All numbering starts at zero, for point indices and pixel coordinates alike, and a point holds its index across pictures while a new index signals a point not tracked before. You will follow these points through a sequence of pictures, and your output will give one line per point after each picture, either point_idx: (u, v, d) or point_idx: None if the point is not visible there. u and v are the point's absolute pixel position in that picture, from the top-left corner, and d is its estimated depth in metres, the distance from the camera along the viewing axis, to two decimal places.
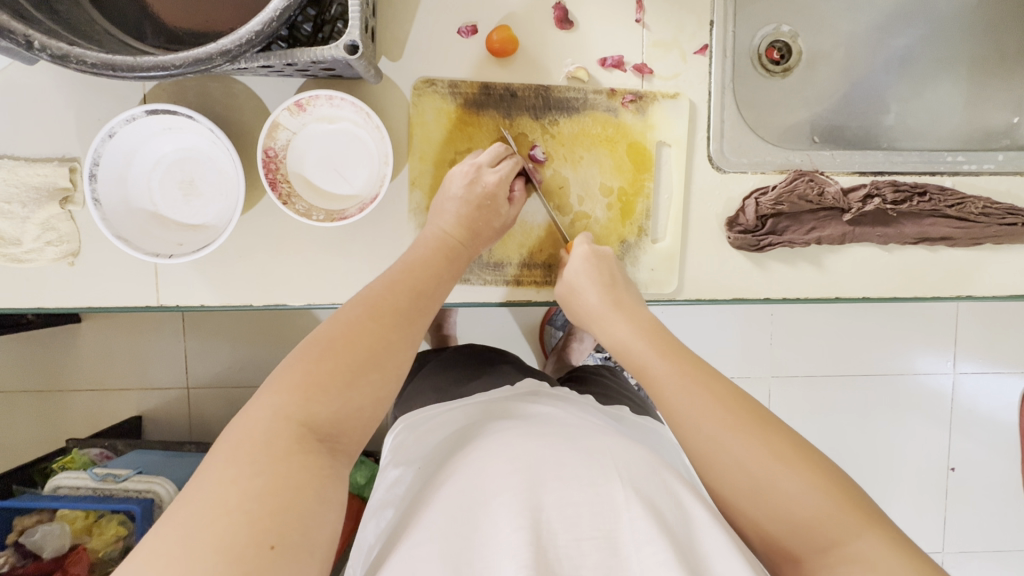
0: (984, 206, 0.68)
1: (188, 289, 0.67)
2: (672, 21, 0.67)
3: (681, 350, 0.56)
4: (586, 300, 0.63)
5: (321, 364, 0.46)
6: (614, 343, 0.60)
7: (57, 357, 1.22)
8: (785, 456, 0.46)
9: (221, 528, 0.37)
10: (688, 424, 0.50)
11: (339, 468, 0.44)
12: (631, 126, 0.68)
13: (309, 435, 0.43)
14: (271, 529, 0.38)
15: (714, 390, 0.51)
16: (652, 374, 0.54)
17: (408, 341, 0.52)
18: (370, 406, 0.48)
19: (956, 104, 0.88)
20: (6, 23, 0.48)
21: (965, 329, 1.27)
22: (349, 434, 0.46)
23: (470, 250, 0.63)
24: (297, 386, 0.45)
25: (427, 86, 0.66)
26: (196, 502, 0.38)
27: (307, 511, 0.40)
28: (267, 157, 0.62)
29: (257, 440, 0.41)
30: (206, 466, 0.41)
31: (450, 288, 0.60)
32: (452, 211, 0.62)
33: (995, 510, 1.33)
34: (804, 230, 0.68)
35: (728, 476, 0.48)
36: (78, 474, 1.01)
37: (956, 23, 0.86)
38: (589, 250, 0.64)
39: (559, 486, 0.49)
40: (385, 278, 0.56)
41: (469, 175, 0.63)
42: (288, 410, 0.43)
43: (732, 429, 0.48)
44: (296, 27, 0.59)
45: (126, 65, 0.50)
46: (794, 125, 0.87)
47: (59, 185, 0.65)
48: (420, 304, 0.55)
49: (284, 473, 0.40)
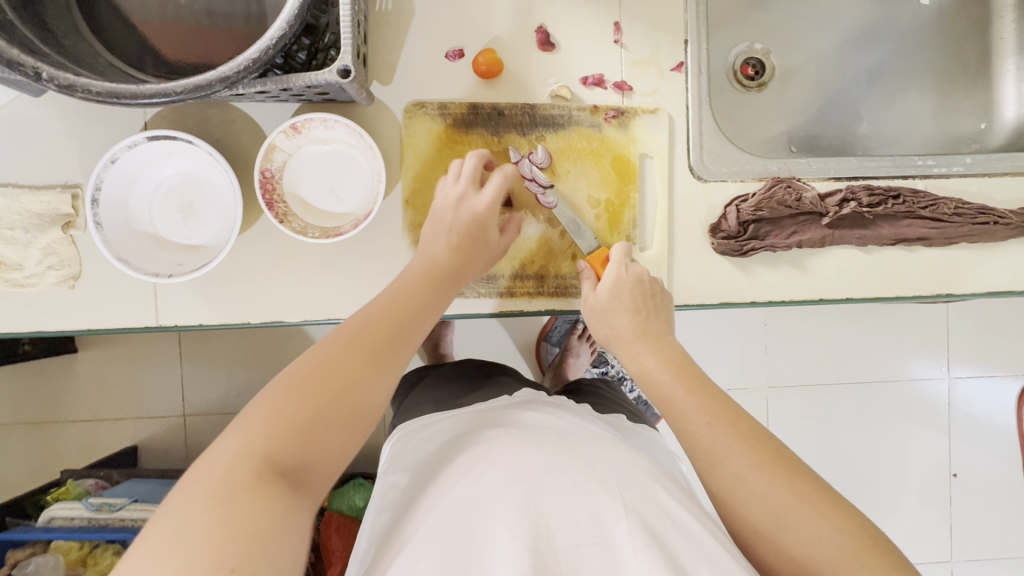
0: (957, 206, 0.71)
1: (186, 308, 0.68)
2: (649, 41, 0.71)
3: (705, 383, 0.57)
4: (618, 326, 0.63)
5: (287, 399, 0.47)
6: (640, 372, 0.61)
7: (52, 388, 1.22)
8: (810, 499, 0.47)
9: (181, 558, 0.37)
10: (714, 460, 0.51)
11: (299, 500, 0.44)
12: (614, 140, 0.71)
13: (270, 469, 0.43)
14: (230, 552, 0.38)
15: (737, 427, 0.52)
16: (678, 406, 0.55)
17: (382, 372, 0.53)
18: (338, 440, 0.48)
19: (925, 114, 0.92)
20: (17, 57, 0.50)
21: (956, 334, 1.30)
22: (314, 467, 0.46)
23: (461, 278, 0.63)
24: (262, 423, 0.45)
25: (418, 108, 0.69)
26: (159, 532, 0.38)
27: (270, 536, 0.40)
28: (263, 178, 0.65)
29: (216, 475, 0.41)
30: (172, 497, 0.40)
31: (435, 316, 0.60)
32: (450, 237, 0.63)
33: (1001, 516, 1.32)
34: (785, 234, 0.71)
35: (752, 513, 0.49)
36: (73, 505, 1.02)
37: (918, 38, 0.91)
38: (625, 274, 0.65)
39: (559, 494, 0.50)
40: (368, 309, 0.57)
41: (457, 200, 0.64)
42: (249, 446, 0.44)
43: (755, 467, 0.49)
44: (291, 55, 0.63)
45: (129, 92, 0.52)
46: (772, 137, 0.90)
47: (62, 211, 0.67)
48: (399, 332, 0.56)
49: (247, 503, 0.40)
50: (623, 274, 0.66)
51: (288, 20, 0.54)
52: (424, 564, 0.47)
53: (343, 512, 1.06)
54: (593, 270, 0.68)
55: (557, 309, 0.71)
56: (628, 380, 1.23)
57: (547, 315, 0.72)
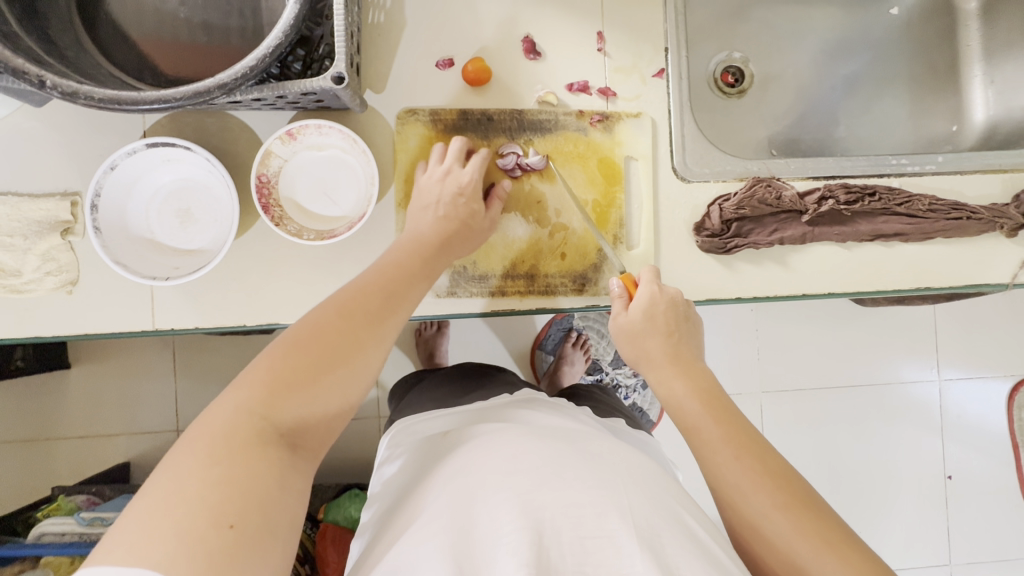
0: (931, 202, 0.74)
1: (183, 311, 0.70)
2: (631, 49, 0.74)
3: (734, 416, 0.58)
4: (650, 349, 0.64)
5: (286, 361, 0.48)
6: (668, 396, 0.61)
7: (44, 404, 1.22)
8: (833, 544, 0.48)
9: (181, 512, 0.38)
10: (738, 495, 0.52)
11: (297, 463, 0.46)
12: (599, 144, 0.73)
13: (269, 429, 0.45)
14: (229, 510, 0.39)
15: (766, 464, 0.53)
16: (706, 435, 0.56)
17: (378, 339, 0.54)
18: (335, 404, 0.49)
19: (899, 117, 0.95)
20: (22, 65, 0.52)
21: (944, 336, 1.32)
22: (310, 430, 0.48)
23: (447, 254, 0.65)
24: (261, 382, 0.46)
25: (410, 115, 0.71)
26: (159, 488, 0.39)
27: (267, 496, 0.42)
28: (260, 183, 0.66)
29: (217, 433, 0.43)
30: (172, 455, 0.41)
31: (425, 289, 0.61)
32: (438, 211, 0.65)
33: (997, 517, 1.33)
34: (767, 232, 0.73)
35: (772, 550, 0.50)
36: (64, 520, 1.02)
37: (889, 46, 0.95)
38: (658, 295, 0.65)
39: (563, 488, 0.51)
40: (361, 278, 0.58)
41: (442, 176, 0.67)
42: (249, 405, 0.45)
43: (781, 508, 0.50)
44: (286, 65, 0.65)
45: (130, 99, 0.54)
46: (753, 141, 0.93)
47: (61, 218, 0.68)
48: (395, 303, 0.57)
49: (243, 465, 0.42)
50: (656, 295, 0.65)
51: (284, 29, 0.56)
52: (429, 548, 0.48)
53: (339, 524, 1.06)
54: (623, 290, 0.67)
55: (548, 307, 0.73)
56: (624, 387, 1.24)
57: (538, 314, 0.73)
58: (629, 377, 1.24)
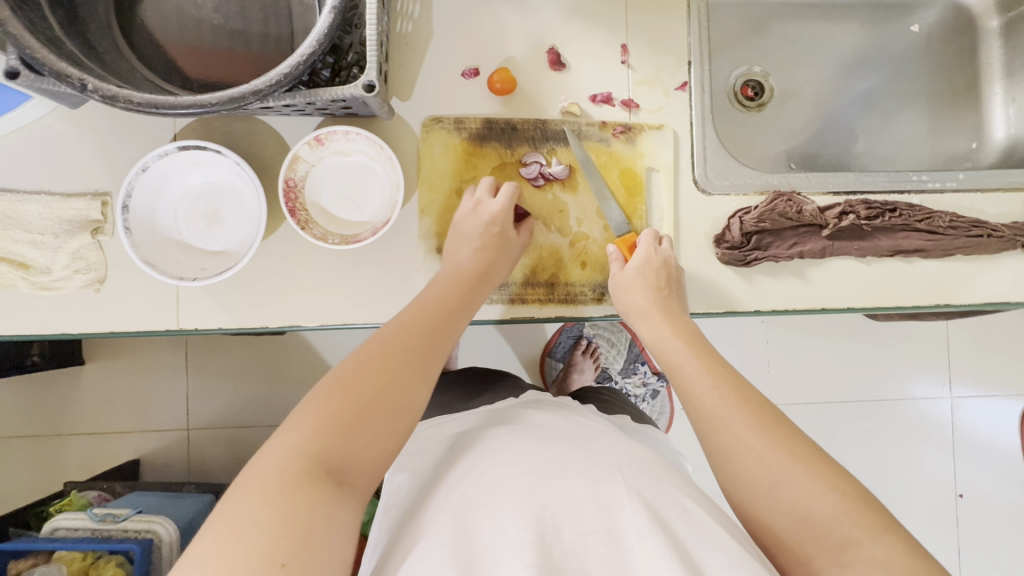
0: (951, 219, 0.74)
1: (206, 312, 0.71)
2: (655, 62, 0.75)
3: (714, 355, 0.61)
4: (636, 300, 0.67)
5: (333, 401, 0.49)
6: (655, 339, 0.65)
7: (58, 400, 1.23)
8: (804, 457, 0.49)
9: (235, 554, 0.39)
10: (715, 419, 0.54)
11: (347, 499, 0.45)
12: (622, 154, 0.74)
13: (318, 467, 0.45)
14: (282, 549, 0.40)
15: (742, 392, 0.55)
16: (686, 370, 0.59)
17: (424, 375, 0.54)
18: (383, 441, 0.49)
19: (917, 134, 0.96)
20: (65, 69, 0.54)
21: (957, 354, 1.31)
22: (359, 469, 0.47)
23: (487, 285, 0.67)
24: (311, 423, 0.47)
25: (435, 123, 0.72)
26: (217, 529, 0.41)
27: (316, 534, 0.42)
28: (287, 187, 0.67)
29: (269, 473, 0.44)
30: (229, 497, 0.43)
31: (465, 321, 0.63)
32: (474, 243, 0.66)
33: (1009, 539, 1.32)
34: (787, 246, 0.73)
35: (749, 470, 0.50)
36: (77, 515, 1.02)
37: (908, 63, 0.96)
38: (654, 254, 0.68)
39: (563, 484, 0.51)
40: (402, 315, 0.59)
41: (472, 209, 0.69)
42: (300, 444, 0.46)
43: (755, 427, 0.51)
44: (315, 72, 0.66)
45: (168, 103, 0.55)
46: (771, 155, 0.94)
47: (91, 217, 0.69)
48: (435, 339, 0.58)
49: (293, 503, 0.42)
50: (652, 254, 0.68)
51: (318, 38, 0.57)
52: (435, 545, 0.48)
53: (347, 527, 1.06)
54: (619, 253, 0.71)
55: (567, 316, 0.73)
56: (633, 396, 1.24)
57: (556, 322, 0.74)
58: (638, 386, 1.24)
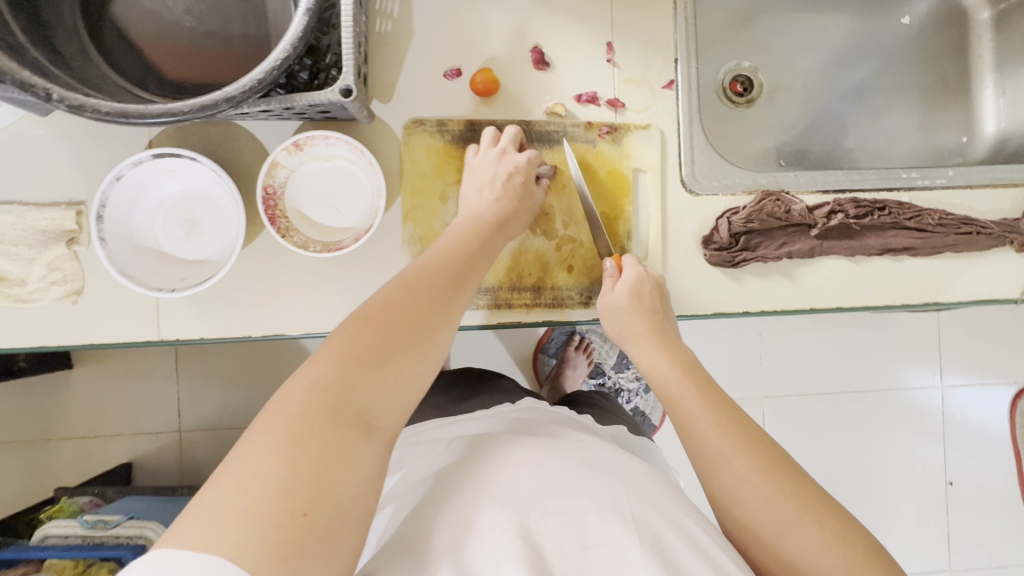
0: (941, 217, 0.73)
1: (187, 322, 0.69)
2: (641, 60, 0.73)
3: (712, 386, 0.59)
4: (631, 325, 0.66)
5: (359, 339, 0.46)
6: (652, 368, 0.63)
7: (47, 405, 1.22)
8: (811, 504, 0.48)
9: (257, 495, 0.37)
10: (719, 461, 0.52)
11: (376, 445, 0.43)
12: (608, 155, 0.73)
13: (345, 408, 0.42)
14: (303, 496, 0.37)
15: (746, 431, 0.54)
16: (686, 403, 0.57)
17: (446, 319, 0.52)
18: (409, 382, 0.47)
19: (908, 128, 0.95)
20: (28, 79, 0.52)
21: (948, 343, 1.32)
22: (386, 410, 0.45)
23: (502, 236, 0.64)
24: (336, 359, 0.45)
25: (417, 125, 0.71)
26: (237, 468, 0.38)
27: (342, 480, 0.39)
28: (266, 194, 0.66)
29: (294, 411, 0.41)
30: (249, 435, 0.40)
31: (482, 271, 0.60)
32: (493, 193, 0.65)
33: (998, 524, 1.33)
34: (776, 246, 0.73)
35: (757, 518, 0.49)
36: (67, 523, 1.01)
37: (898, 55, 0.95)
38: (643, 274, 0.68)
39: (567, 497, 0.50)
40: (421, 262, 0.57)
41: (497, 156, 0.67)
42: (325, 381, 0.43)
43: (762, 471, 0.50)
44: (293, 76, 0.65)
45: (137, 112, 0.53)
46: (761, 151, 0.93)
47: (66, 227, 0.68)
48: (456, 286, 0.55)
49: (319, 446, 0.40)
50: (642, 275, 0.68)
51: (292, 42, 0.55)
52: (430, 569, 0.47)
53: None
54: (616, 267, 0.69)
55: (554, 320, 0.73)
56: (626, 391, 1.24)
57: (543, 327, 0.73)
58: (631, 381, 1.24)
